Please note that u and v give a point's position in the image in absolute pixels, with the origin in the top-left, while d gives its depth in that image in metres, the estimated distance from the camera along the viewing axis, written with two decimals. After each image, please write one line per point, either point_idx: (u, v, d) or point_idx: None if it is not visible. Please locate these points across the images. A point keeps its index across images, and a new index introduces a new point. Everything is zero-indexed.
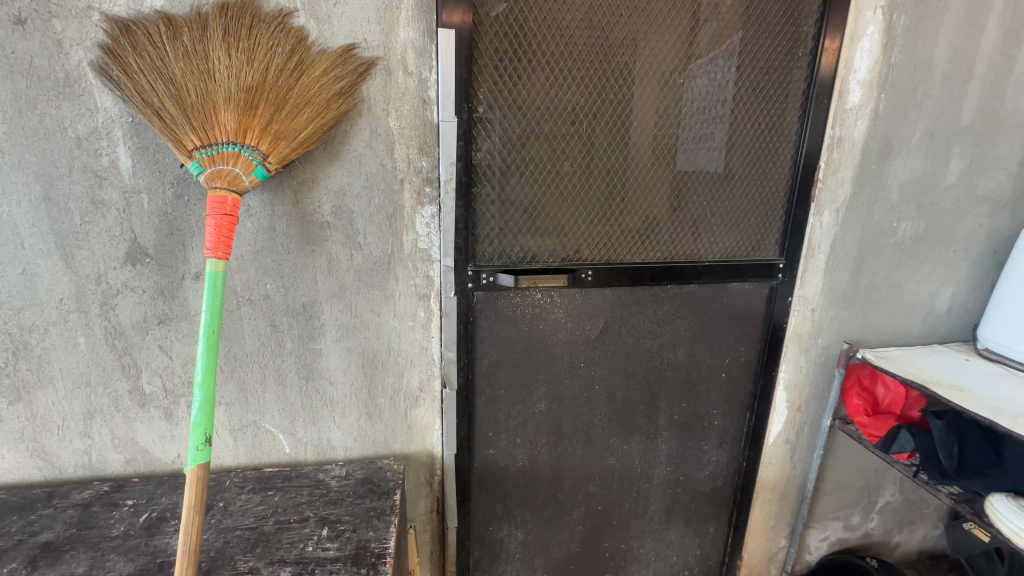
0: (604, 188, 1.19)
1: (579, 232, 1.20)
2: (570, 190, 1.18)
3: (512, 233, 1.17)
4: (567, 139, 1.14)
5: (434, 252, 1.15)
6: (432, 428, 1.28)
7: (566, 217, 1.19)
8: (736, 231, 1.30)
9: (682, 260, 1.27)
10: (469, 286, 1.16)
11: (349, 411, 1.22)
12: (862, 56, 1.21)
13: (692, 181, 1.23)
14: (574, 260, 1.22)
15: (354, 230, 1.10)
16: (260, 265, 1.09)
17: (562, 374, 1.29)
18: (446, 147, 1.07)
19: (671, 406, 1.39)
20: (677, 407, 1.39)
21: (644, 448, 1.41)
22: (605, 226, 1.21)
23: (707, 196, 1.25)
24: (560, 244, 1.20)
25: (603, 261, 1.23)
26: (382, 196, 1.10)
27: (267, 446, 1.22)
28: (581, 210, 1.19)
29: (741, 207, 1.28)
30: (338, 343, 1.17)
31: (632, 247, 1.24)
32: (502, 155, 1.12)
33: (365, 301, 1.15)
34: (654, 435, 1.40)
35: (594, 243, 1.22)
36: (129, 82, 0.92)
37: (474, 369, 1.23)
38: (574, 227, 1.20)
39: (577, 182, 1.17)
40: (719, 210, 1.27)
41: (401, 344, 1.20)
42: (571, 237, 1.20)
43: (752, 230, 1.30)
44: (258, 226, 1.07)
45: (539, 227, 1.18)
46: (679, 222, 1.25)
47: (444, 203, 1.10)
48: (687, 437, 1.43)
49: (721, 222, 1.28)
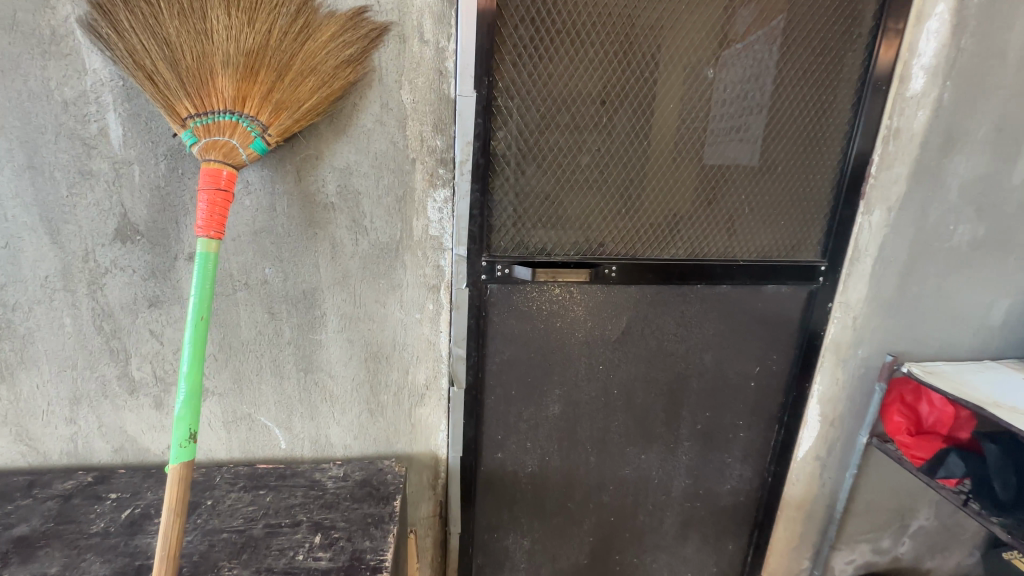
0: (631, 177, 1.09)
1: (603, 224, 1.11)
2: (595, 178, 1.08)
3: (530, 222, 1.08)
4: (594, 121, 1.04)
5: (446, 240, 1.06)
6: (437, 429, 1.19)
7: (590, 207, 1.09)
8: (774, 229, 1.18)
9: (713, 258, 1.17)
10: (482, 278, 1.07)
11: (349, 407, 1.14)
12: (928, 38, 1.09)
13: (729, 171, 1.13)
14: (597, 253, 1.12)
15: (361, 213, 1.02)
16: (258, 247, 1.01)
17: (578, 378, 1.19)
18: (464, 125, 0.98)
19: (694, 415, 1.29)
20: (701, 416, 1.30)
21: (662, 458, 1.31)
22: (631, 220, 1.12)
23: (745, 189, 1.14)
24: (582, 236, 1.11)
25: (628, 257, 1.13)
26: (392, 176, 1.00)
27: (262, 440, 1.14)
28: (606, 201, 1.09)
29: (782, 202, 1.17)
30: (339, 334, 1.09)
31: (660, 242, 1.14)
32: (522, 136, 1.02)
33: (369, 290, 1.07)
34: (674, 445, 1.31)
35: (619, 238, 1.12)
36: (120, 41, 0.84)
37: (485, 368, 1.14)
38: (598, 219, 1.10)
39: (603, 169, 1.07)
40: (757, 205, 1.16)
41: (407, 338, 1.11)
42: (594, 231, 1.11)
43: (791, 229, 1.19)
44: (257, 205, 0.99)
45: (559, 218, 1.09)
46: (713, 217, 1.15)
47: (460, 186, 1.01)
48: (710, 449, 1.34)
49: (757, 219, 1.17)
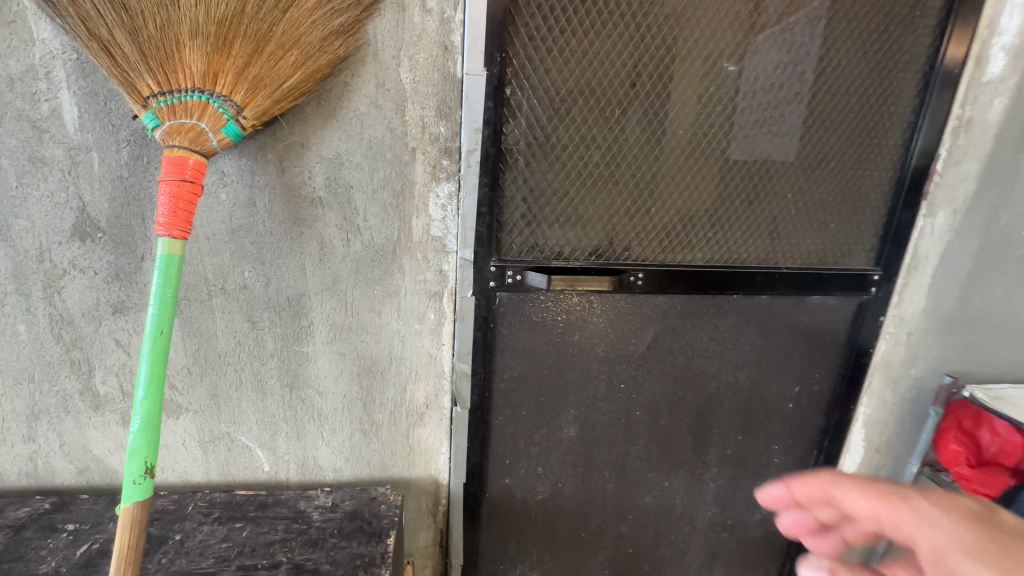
0: (662, 171, 0.96)
1: (628, 225, 0.98)
2: (621, 172, 0.95)
3: (547, 222, 0.95)
4: (622, 106, 0.91)
5: (450, 242, 0.93)
6: (437, 451, 1.07)
7: (615, 206, 0.96)
8: (822, 233, 1.04)
9: (753, 265, 1.03)
10: (491, 285, 0.95)
11: (339, 426, 1.02)
12: (1012, 13, 0.94)
13: (773, 166, 0.99)
14: (621, 258, 0.99)
15: (353, 210, 0.89)
16: (236, 247, 0.89)
17: (597, 397, 1.07)
18: (472, 109, 0.84)
19: (723, 438, 1.16)
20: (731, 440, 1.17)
21: (688, 485, 1.18)
22: (660, 221, 0.98)
23: (791, 187, 1.01)
24: (605, 239, 0.98)
25: (657, 262, 1.00)
26: (388, 167, 0.87)
27: (243, 463, 1.03)
28: (633, 199, 0.96)
29: (833, 202, 1.03)
30: (328, 347, 0.96)
31: (693, 247, 1.01)
32: (540, 123, 0.89)
33: (363, 297, 0.94)
34: (700, 472, 1.18)
35: (647, 241, 0.99)
36: (70, 5, 0.71)
37: (492, 386, 1.02)
38: (623, 219, 0.97)
39: (630, 162, 0.94)
40: (804, 205, 1.02)
41: (405, 352, 0.99)
42: (619, 232, 0.98)
43: (842, 233, 1.05)
44: (234, 200, 0.86)
45: (579, 218, 0.96)
46: (754, 218, 1.01)
47: (466, 181, 0.88)
48: (740, 476, 1.20)
49: (803, 221, 1.03)
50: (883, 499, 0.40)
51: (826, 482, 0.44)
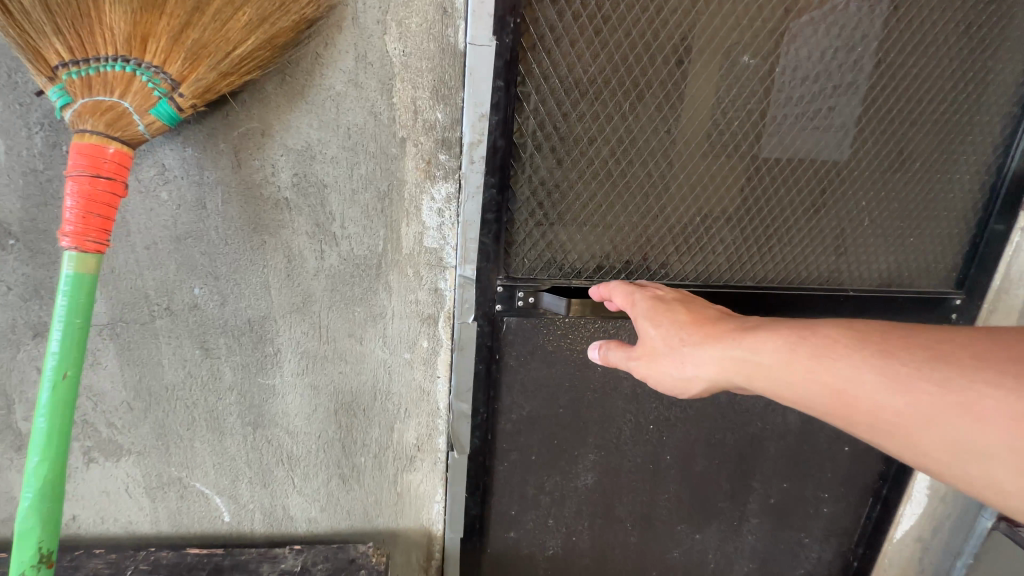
0: (708, 170, 0.79)
1: (666, 237, 0.81)
2: (660, 172, 0.78)
3: (567, 232, 0.78)
4: (664, 89, 0.74)
5: (447, 255, 0.76)
6: (430, 500, 0.90)
7: (651, 213, 0.80)
8: (897, 249, 0.87)
9: (812, 286, 0.86)
10: (497, 308, 0.78)
11: (313, 471, 0.86)
12: None
13: (844, 166, 0.82)
14: (655, 276, 0.82)
15: (327, 215, 0.72)
16: (183, 258, 0.72)
17: (620, 440, 0.90)
18: (477, 91, 0.67)
19: (767, 486, 0.99)
20: (776, 488, 0.99)
21: (723, 538, 1.01)
22: (705, 232, 0.82)
23: (865, 193, 0.83)
24: (637, 253, 0.81)
25: (699, 281, 0.83)
26: (371, 162, 0.70)
27: (198, 512, 0.86)
28: (672, 204, 0.80)
29: (913, 211, 0.85)
30: (299, 379, 0.80)
31: (741, 263, 0.84)
32: (563, 110, 0.72)
33: (340, 321, 0.77)
34: (738, 523, 1.01)
35: (687, 255, 0.83)
36: None
37: (496, 426, 0.85)
38: (660, 229, 0.81)
39: (671, 159, 0.78)
40: (880, 215, 0.85)
41: (391, 386, 0.82)
42: (654, 245, 0.81)
43: (920, 249, 0.88)
44: (178, 200, 0.69)
45: (607, 227, 0.79)
46: (817, 230, 0.84)
47: (468, 181, 0.71)
48: (783, 528, 1.03)
49: (877, 234, 0.86)
50: (619, 290, 0.66)
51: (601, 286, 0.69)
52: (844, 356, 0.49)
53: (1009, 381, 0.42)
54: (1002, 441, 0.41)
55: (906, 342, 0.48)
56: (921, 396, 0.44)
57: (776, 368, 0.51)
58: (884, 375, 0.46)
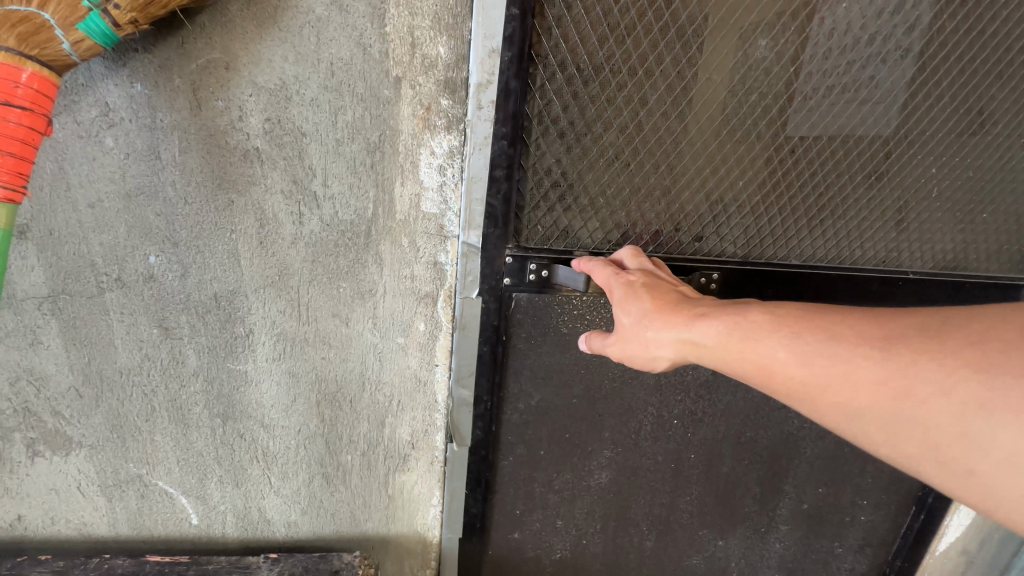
0: (756, 127, 0.67)
1: (703, 204, 0.70)
2: (701, 127, 0.66)
3: (590, 198, 0.67)
4: (710, 25, 0.62)
5: (449, 223, 0.64)
6: (426, 504, 0.79)
7: (686, 178, 0.68)
8: (965, 227, 0.77)
9: (868, 267, 0.76)
10: (505, 282, 0.67)
11: (292, 470, 0.75)
12: None
13: (913, 126, 0.70)
14: (690, 252, 0.72)
15: (307, 170, 0.60)
16: (134, 220, 0.60)
17: (639, 435, 0.80)
18: (487, 15, 0.55)
19: (800, 491, 0.89)
20: (810, 494, 0.89)
21: (748, 546, 0.92)
22: (749, 201, 0.71)
23: (936, 159, 0.72)
24: (669, 225, 0.70)
25: (739, 259, 0.73)
26: (359, 107, 0.58)
27: (162, 513, 0.76)
28: (711, 167, 0.68)
29: (985, 183, 0.75)
30: (275, 365, 0.69)
31: (789, 240, 0.73)
32: (592, 48, 0.60)
33: (324, 299, 0.66)
34: (766, 530, 0.91)
35: (726, 227, 0.71)
36: None
37: (501, 418, 0.75)
38: (696, 195, 0.69)
39: (716, 112, 0.66)
40: (949, 186, 0.74)
41: (381, 375, 0.71)
42: (688, 214, 0.70)
43: (990, 228, 0.77)
44: (127, 148, 0.58)
45: (636, 191, 0.68)
46: (878, 201, 0.73)
47: (475, 131, 0.59)
48: (815, 536, 0.93)
49: (944, 208, 0.75)
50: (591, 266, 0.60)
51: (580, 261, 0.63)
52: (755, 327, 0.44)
53: (880, 350, 0.39)
54: (869, 402, 0.39)
55: (800, 314, 0.44)
56: (817, 368, 0.40)
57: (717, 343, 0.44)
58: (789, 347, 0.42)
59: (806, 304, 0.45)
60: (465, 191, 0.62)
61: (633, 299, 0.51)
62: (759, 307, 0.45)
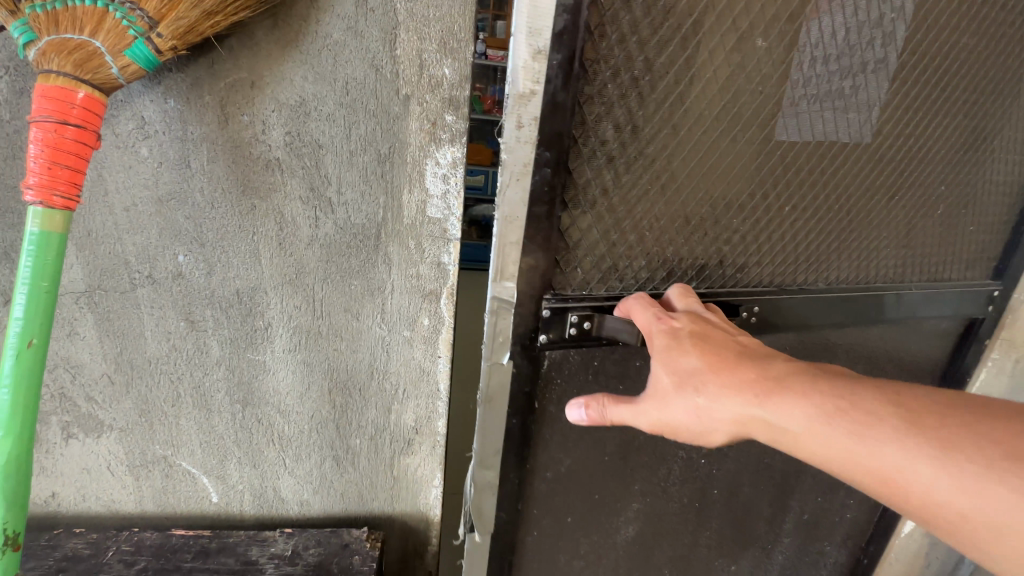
0: (798, 159, 0.70)
1: (744, 235, 0.72)
2: (747, 158, 0.67)
3: (634, 231, 0.66)
4: (753, 54, 0.62)
5: (451, 226, 0.70)
6: (428, 485, 0.86)
7: (732, 210, 0.70)
8: (954, 240, 0.88)
9: (880, 284, 0.84)
10: (541, 337, 0.65)
11: (306, 453, 0.82)
12: None
13: (912, 150, 0.77)
14: (730, 282, 0.74)
15: (323, 178, 0.66)
16: (165, 222, 0.66)
17: (667, 482, 0.85)
18: (536, 34, 0.51)
19: (804, 503, 0.96)
20: (811, 504, 0.97)
21: (755, 566, 1.00)
22: (784, 227, 0.74)
23: (938, 179, 0.82)
24: (712, 256, 0.72)
25: (775, 286, 0.76)
26: (371, 120, 0.64)
27: (185, 492, 0.83)
28: (755, 198, 0.70)
29: (965, 203, 0.86)
30: (290, 355, 0.75)
31: (817, 264, 0.78)
32: (637, 72, 0.58)
33: (337, 295, 0.72)
34: (772, 547, 0.99)
35: (767, 256, 0.75)
36: None
37: (532, 488, 0.77)
38: (741, 225, 0.71)
39: (762, 143, 0.68)
40: (945, 204, 0.84)
41: (388, 366, 0.77)
42: (732, 245, 0.72)
43: (967, 243, 0.90)
44: (160, 156, 0.63)
45: (684, 225, 0.68)
46: (890, 221, 0.81)
47: (515, 158, 0.55)
48: (811, 542, 1.02)
49: (938, 224, 0.85)
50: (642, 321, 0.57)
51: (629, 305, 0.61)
52: (889, 435, 0.41)
53: None
54: None
55: (926, 412, 0.42)
56: (982, 496, 0.38)
57: (820, 438, 0.44)
58: (938, 467, 0.39)
59: (946, 401, 0.42)
60: (499, 232, 0.58)
61: (686, 357, 0.51)
62: (885, 404, 0.43)
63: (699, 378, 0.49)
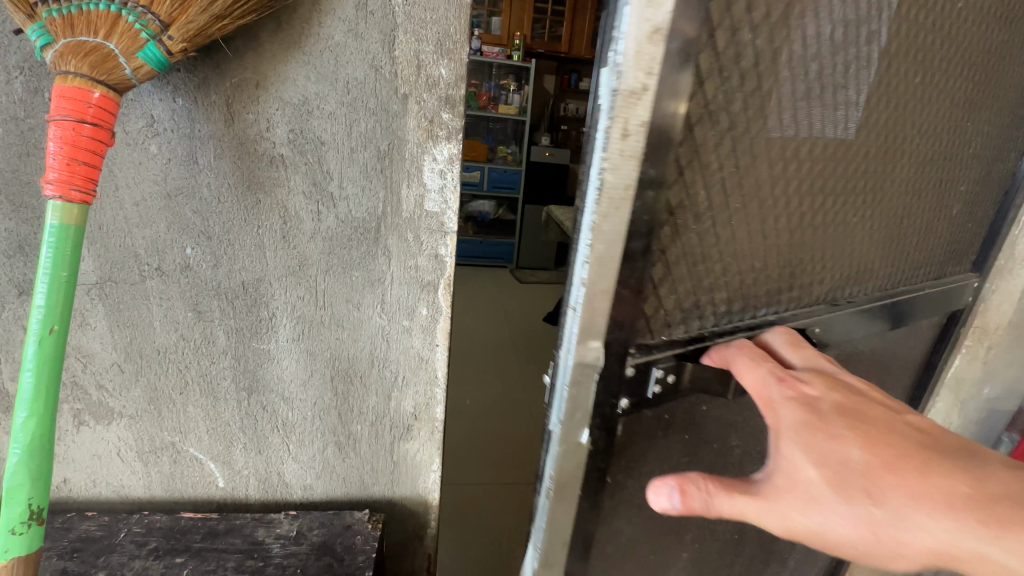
0: (867, 156, 0.60)
1: (817, 253, 0.61)
2: (833, 166, 0.57)
3: (719, 256, 0.51)
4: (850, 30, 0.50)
5: (449, 219, 0.73)
6: (427, 471, 0.89)
7: (807, 218, 0.57)
8: (952, 241, 0.88)
9: (907, 288, 0.77)
10: (622, 406, 0.47)
11: (308, 440, 0.85)
12: None
13: (941, 145, 0.72)
14: (795, 302, 0.60)
15: (324, 173, 0.69)
16: (173, 216, 0.69)
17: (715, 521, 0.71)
18: (656, 6, 0.34)
19: None
20: None
21: None
22: (843, 234, 0.63)
23: (952, 180, 0.80)
24: (781, 274, 0.58)
25: (831, 300, 0.65)
26: (371, 118, 0.67)
27: (192, 478, 0.86)
28: (828, 202, 0.58)
29: (964, 201, 0.86)
30: (294, 344, 0.78)
31: (860, 272, 0.69)
32: (751, 65, 0.44)
33: (339, 286, 0.75)
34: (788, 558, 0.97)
35: (825, 267, 0.63)
36: None
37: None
38: (811, 236, 0.59)
39: (844, 138, 0.56)
40: (952, 204, 0.83)
41: (388, 355, 0.80)
42: (801, 259, 0.59)
43: (959, 240, 0.91)
44: (168, 153, 0.66)
45: (764, 239, 0.54)
46: (916, 218, 0.75)
47: (616, 182, 0.38)
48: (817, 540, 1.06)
49: (945, 223, 0.83)
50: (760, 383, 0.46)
51: (731, 354, 0.49)
52: None
53: None
54: None
55: None
56: None
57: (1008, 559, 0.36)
58: None
59: None
60: (586, 282, 0.40)
61: (845, 449, 0.41)
62: None
63: (862, 472, 0.40)
